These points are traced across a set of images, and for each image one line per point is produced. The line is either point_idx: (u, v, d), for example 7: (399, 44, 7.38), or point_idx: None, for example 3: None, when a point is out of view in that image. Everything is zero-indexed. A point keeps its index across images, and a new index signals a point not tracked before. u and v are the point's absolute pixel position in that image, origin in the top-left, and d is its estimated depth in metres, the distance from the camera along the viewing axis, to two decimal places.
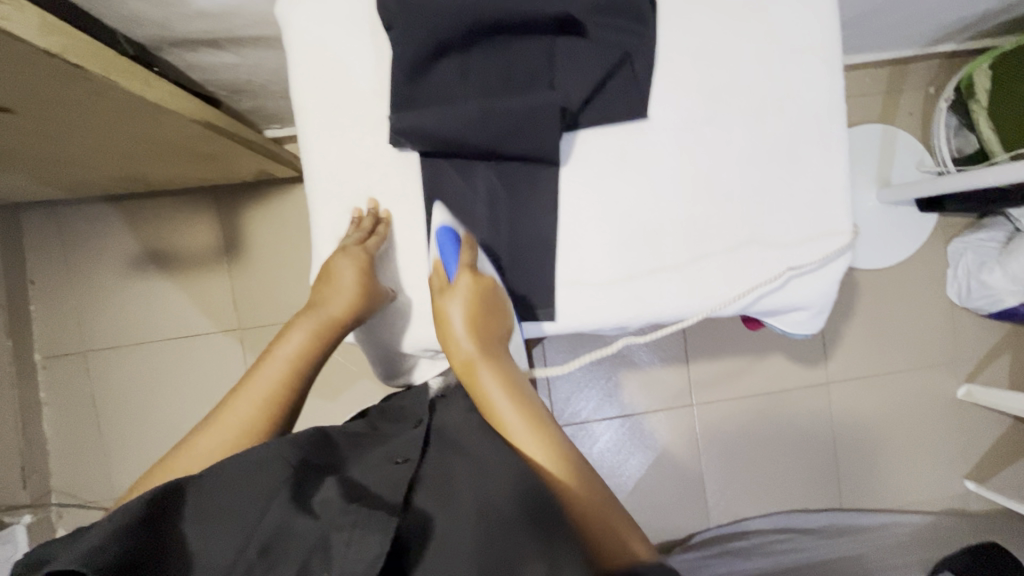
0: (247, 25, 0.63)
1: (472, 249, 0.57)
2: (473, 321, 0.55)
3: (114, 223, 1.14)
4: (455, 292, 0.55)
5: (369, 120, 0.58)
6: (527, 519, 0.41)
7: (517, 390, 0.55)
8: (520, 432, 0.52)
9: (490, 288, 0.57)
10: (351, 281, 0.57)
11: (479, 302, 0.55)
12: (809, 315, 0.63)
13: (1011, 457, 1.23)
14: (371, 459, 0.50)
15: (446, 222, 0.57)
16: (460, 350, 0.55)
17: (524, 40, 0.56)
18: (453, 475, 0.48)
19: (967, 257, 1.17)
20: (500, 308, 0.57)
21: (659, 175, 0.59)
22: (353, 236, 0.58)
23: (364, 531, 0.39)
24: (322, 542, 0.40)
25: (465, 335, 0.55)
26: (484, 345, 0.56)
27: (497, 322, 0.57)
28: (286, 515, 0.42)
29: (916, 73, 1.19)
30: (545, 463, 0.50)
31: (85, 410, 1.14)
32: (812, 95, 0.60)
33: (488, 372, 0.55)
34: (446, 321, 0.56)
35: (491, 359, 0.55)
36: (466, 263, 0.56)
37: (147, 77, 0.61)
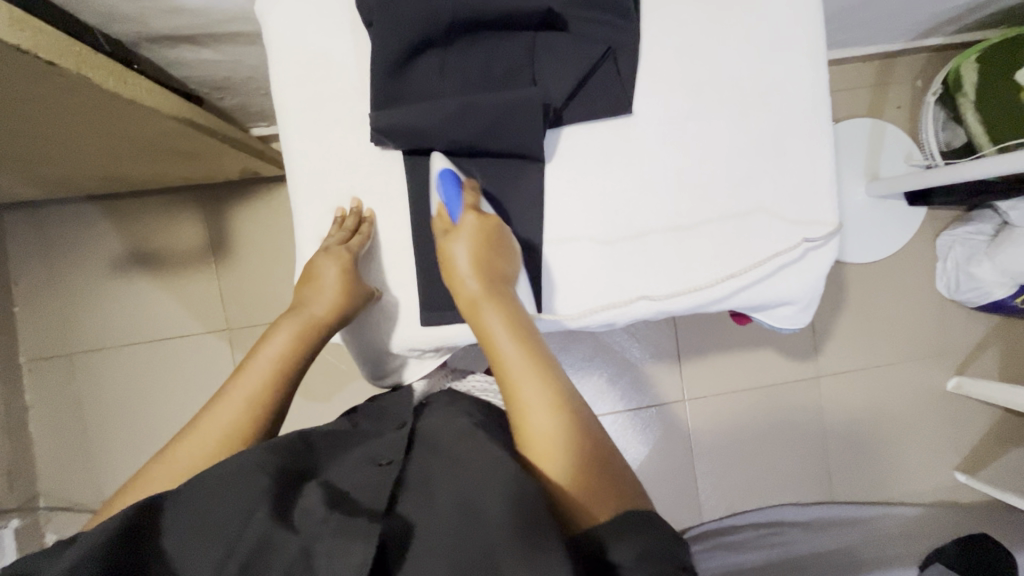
0: (226, 21, 0.62)
1: (475, 191, 0.56)
2: (478, 259, 0.53)
3: (97, 223, 1.13)
4: (462, 231, 0.54)
5: (351, 117, 0.57)
6: (513, 509, 0.39)
7: (525, 331, 0.50)
8: (522, 372, 0.48)
9: (499, 230, 0.56)
10: (336, 280, 0.56)
11: (487, 242, 0.54)
12: (796, 309, 0.63)
13: (999, 448, 1.24)
14: (352, 463, 0.49)
15: (445, 165, 0.57)
16: (465, 288, 0.53)
17: (505, 35, 0.56)
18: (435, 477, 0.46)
19: (955, 250, 1.18)
20: (508, 254, 0.55)
21: (644, 171, 0.59)
22: (335, 236, 0.57)
23: (345, 541, 0.39)
24: (303, 554, 0.39)
25: (470, 273, 0.53)
26: (489, 284, 0.53)
27: (502, 264, 0.54)
28: (266, 528, 0.41)
29: (903, 66, 1.19)
30: (544, 404, 0.46)
31: (72, 413, 1.12)
32: (797, 89, 0.59)
33: (493, 309, 0.51)
34: (450, 260, 0.54)
35: (497, 298, 0.52)
36: (471, 204, 0.55)
37: (124, 74, 0.60)
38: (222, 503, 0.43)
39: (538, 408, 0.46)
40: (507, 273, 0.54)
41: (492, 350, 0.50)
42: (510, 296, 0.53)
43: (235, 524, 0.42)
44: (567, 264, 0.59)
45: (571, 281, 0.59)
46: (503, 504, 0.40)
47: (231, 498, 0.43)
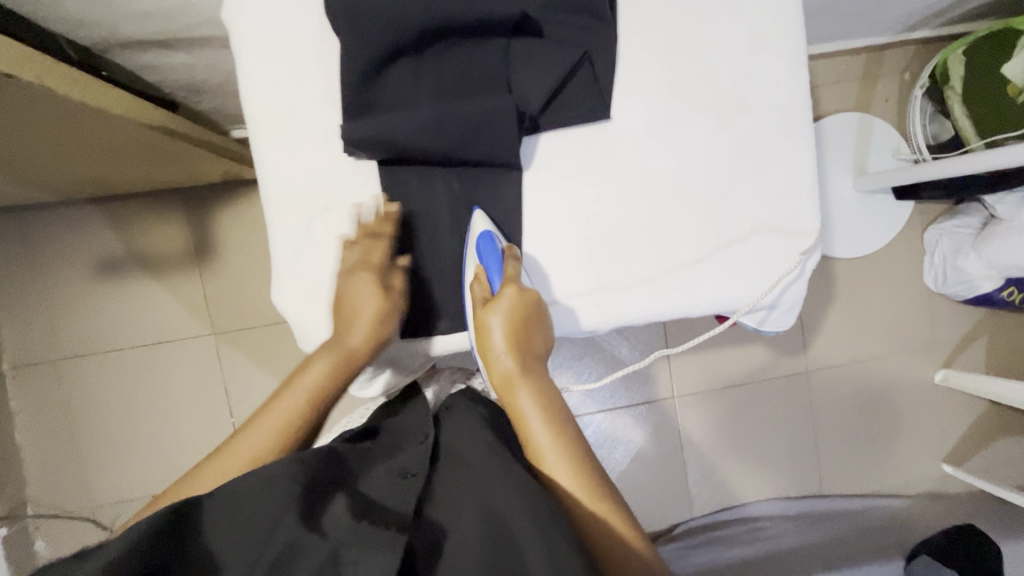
0: (196, 26, 0.61)
1: (517, 261, 0.56)
2: (512, 336, 0.55)
3: (78, 228, 1.11)
4: (499, 303, 0.54)
5: (324, 126, 0.57)
6: (542, 547, 0.43)
7: (557, 415, 0.54)
8: (553, 456, 0.53)
9: (536, 304, 0.55)
10: (370, 307, 0.54)
11: (523, 317, 0.55)
12: (780, 312, 0.63)
13: (986, 439, 1.25)
14: (376, 475, 0.51)
15: (487, 227, 0.57)
16: (500, 364, 0.56)
17: (478, 41, 0.56)
18: (458, 496, 0.50)
19: (942, 244, 1.18)
20: (544, 327, 0.57)
21: (623, 176, 0.59)
22: (359, 246, 0.55)
23: (372, 550, 0.42)
24: (331, 558, 0.42)
25: (505, 350, 0.55)
26: (522, 359, 0.56)
27: (537, 337, 0.56)
28: (297, 531, 0.43)
29: (892, 59, 1.18)
30: (575, 494, 0.51)
31: (56, 419, 1.11)
32: (777, 90, 0.59)
33: (526, 389, 0.55)
34: (486, 333, 0.55)
35: (529, 375, 0.56)
36: (512, 274, 0.55)
37: (90, 83, 0.58)
38: (255, 508, 0.44)
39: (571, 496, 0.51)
40: (540, 344, 0.56)
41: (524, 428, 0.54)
42: (541, 369, 0.57)
43: (269, 524, 0.44)
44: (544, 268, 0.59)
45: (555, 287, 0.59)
46: (533, 539, 0.44)
47: (264, 504, 0.45)
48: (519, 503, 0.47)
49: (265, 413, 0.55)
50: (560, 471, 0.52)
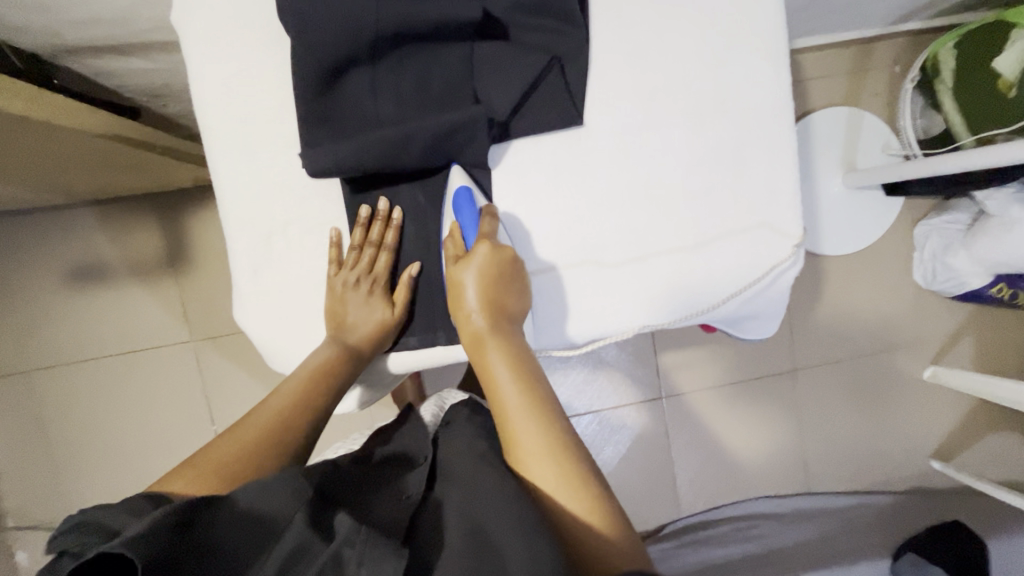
0: (149, 31, 0.58)
1: (494, 218, 0.55)
2: (485, 292, 0.52)
3: (48, 234, 1.08)
4: (472, 260, 0.53)
5: (282, 138, 0.55)
6: (528, 552, 0.39)
7: (527, 374, 0.50)
8: (519, 415, 0.47)
9: (512, 264, 0.54)
10: (376, 317, 0.57)
11: (497, 273, 0.53)
12: (760, 321, 0.64)
13: (975, 434, 1.25)
14: (374, 497, 0.48)
15: (465, 183, 0.55)
16: (470, 323, 0.53)
17: (439, 47, 0.54)
18: (451, 511, 0.47)
19: (932, 240, 1.16)
20: (520, 289, 0.54)
21: (596, 186, 0.57)
22: (365, 252, 0.56)
23: (377, 550, 0.38)
24: (333, 558, 0.39)
25: (476, 307, 0.52)
26: (494, 319, 0.53)
27: (511, 297, 0.53)
28: (304, 534, 0.40)
29: (882, 51, 1.16)
30: (541, 453, 0.46)
31: (33, 429, 1.09)
32: (755, 93, 0.56)
33: (496, 347, 0.51)
34: (459, 290, 0.53)
35: (501, 335, 0.52)
36: (487, 231, 0.54)
37: (37, 94, 0.55)
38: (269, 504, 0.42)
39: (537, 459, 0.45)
40: (515, 306, 0.54)
41: (491, 391, 0.50)
42: (515, 333, 0.53)
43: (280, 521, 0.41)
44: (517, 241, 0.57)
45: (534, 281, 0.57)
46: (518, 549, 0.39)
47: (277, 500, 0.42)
48: (508, 506, 0.43)
49: (272, 392, 0.55)
50: (527, 432, 0.46)
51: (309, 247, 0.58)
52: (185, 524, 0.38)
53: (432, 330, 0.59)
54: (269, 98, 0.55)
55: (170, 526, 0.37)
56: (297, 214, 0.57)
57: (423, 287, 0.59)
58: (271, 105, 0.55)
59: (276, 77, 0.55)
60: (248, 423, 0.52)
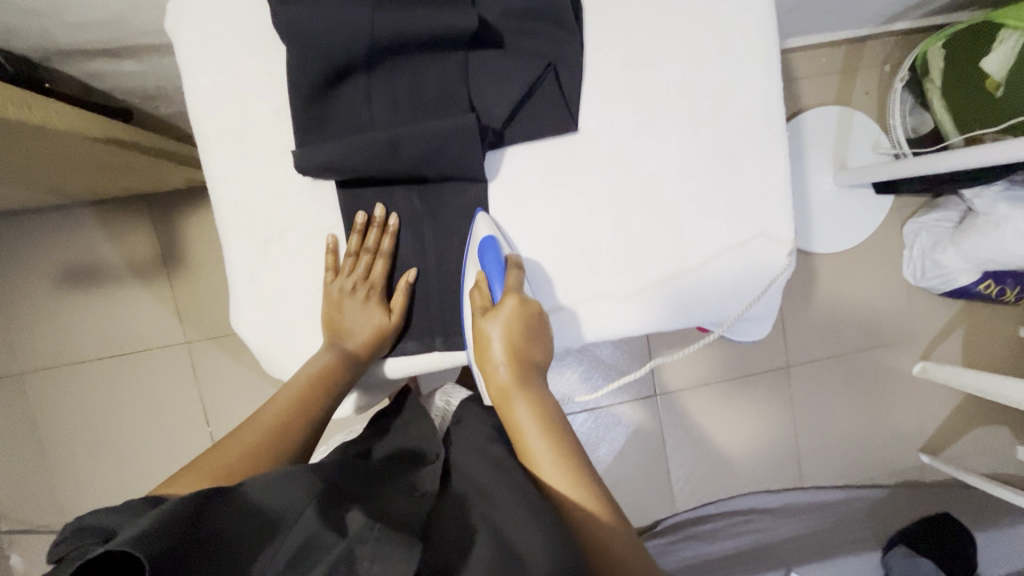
0: (142, 34, 0.57)
1: (520, 270, 0.55)
2: (513, 347, 0.52)
3: (40, 236, 1.07)
4: (500, 312, 0.53)
5: (278, 142, 0.55)
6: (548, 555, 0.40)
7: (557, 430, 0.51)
8: (554, 476, 0.49)
9: (538, 315, 0.54)
10: (373, 323, 0.57)
11: (523, 327, 0.53)
12: (754, 323, 0.64)
13: (964, 428, 1.27)
14: (389, 493, 0.48)
15: (490, 232, 0.55)
16: (497, 375, 0.53)
17: (435, 54, 0.54)
18: (471, 506, 0.47)
19: (922, 238, 1.18)
20: (544, 339, 0.54)
21: (592, 191, 0.57)
22: (361, 259, 0.57)
23: (388, 548, 0.38)
24: (345, 556, 0.38)
25: (503, 360, 0.52)
26: (521, 372, 0.53)
27: (537, 350, 0.54)
28: (314, 529, 0.40)
29: (872, 51, 1.17)
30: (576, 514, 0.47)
31: (25, 433, 1.08)
32: (748, 97, 0.57)
33: (524, 402, 0.52)
34: (485, 342, 0.53)
35: (527, 388, 0.53)
36: (513, 283, 0.53)
37: (29, 98, 0.55)
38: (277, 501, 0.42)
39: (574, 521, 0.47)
40: (539, 357, 0.54)
41: (522, 446, 0.51)
42: (541, 385, 0.54)
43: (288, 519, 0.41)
44: (539, 294, 0.58)
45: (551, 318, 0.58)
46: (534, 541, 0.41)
47: (286, 497, 0.42)
48: (521, 502, 0.46)
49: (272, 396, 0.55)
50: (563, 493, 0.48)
51: (306, 251, 0.58)
52: (196, 518, 0.37)
53: (430, 333, 0.60)
54: (264, 102, 0.55)
55: (182, 520, 0.36)
56: (293, 218, 0.57)
57: (420, 290, 0.59)
58: (266, 109, 0.55)
59: (270, 81, 0.55)
60: (247, 428, 0.52)
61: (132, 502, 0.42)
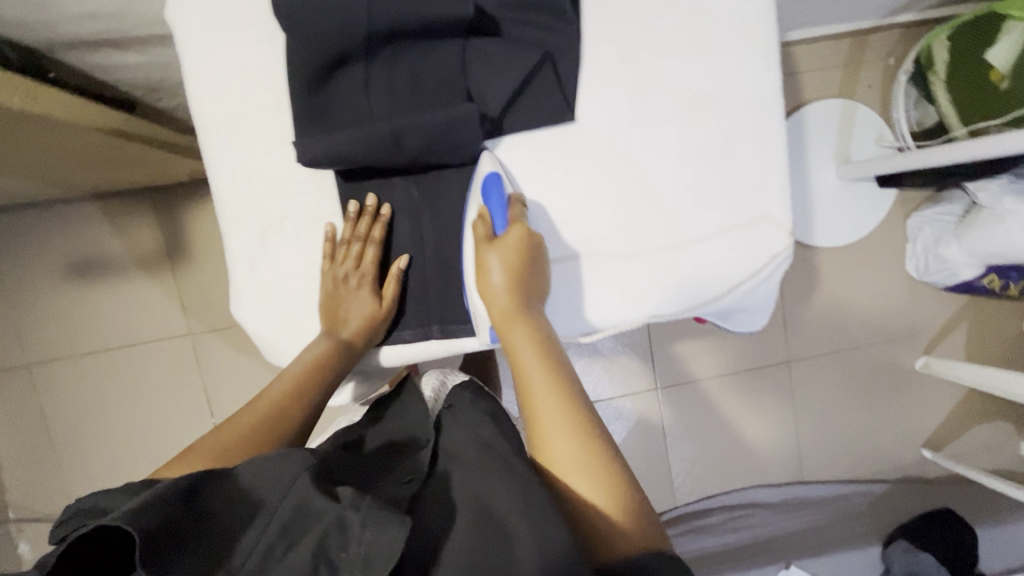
0: (143, 25, 0.58)
1: (523, 206, 0.55)
2: (514, 277, 0.52)
3: (47, 229, 1.08)
4: (503, 243, 0.53)
5: (278, 134, 0.56)
6: (533, 550, 0.40)
7: (555, 360, 0.51)
8: (548, 400, 0.48)
9: (540, 250, 0.54)
10: (366, 310, 0.58)
11: (525, 260, 0.53)
12: (751, 313, 0.65)
13: (967, 424, 1.26)
14: (380, 482, 0.49)
15: (495, 168, 0.55)
16: (497, 302, 0.53)
17: (432, 43, 0.54)
18: (454, 490, 0.46)
19: (925, 232, 1.18)
20: (543, 275, 0.55)
21: (589, 181, 0.57)
22: (353, 247, 0.57)
23: (379, 515, 0.38)
24: (338, 523, 0.39)
25: (505, 289, 0.52)
26: (522, 302, 0.53)
27: (537, 284, 0.54)
28: (306, 497, 0.40)
29: (876, 43, 1.16)
30: (567, 433, 0.47)
31: (33, 423, 1.10)
32: (744, 86, 0.57)
33: (523, 330, 0.52)
34: (486, 272, 0.53)
35: (528, 317, 0.53)
36: (517, 216, 0.54)
37: (32, 89, 0.56)
38: (265, 479, 0.42)
39: (563, 443, 0.46)
40: (540, 292, 0.54)
41: (518, 372, 0.51)
42: (541, 318, 0.54)
43: (276, 495, 0.41)
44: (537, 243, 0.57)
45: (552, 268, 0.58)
46: (524, 538, 0.41)
47: (274, 475, 0.42)
48: (512, 494, 0.44)
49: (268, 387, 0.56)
50: (555, 417, 0.47)
51: (305, 241, 0.58)
52: (191, 498, 0.40)
53: (427, 322, 0.60)
54: (264, 92, 0.55)
55: (174, 497, 0.39)
56: (294, 208, 0.57)
57: (418, 280, 0.60)
58: (267, 100, 0.55)
59: (269, 71, 0.55)
60: (244, 418, 0.53)
61: (131, 485, 0.44)
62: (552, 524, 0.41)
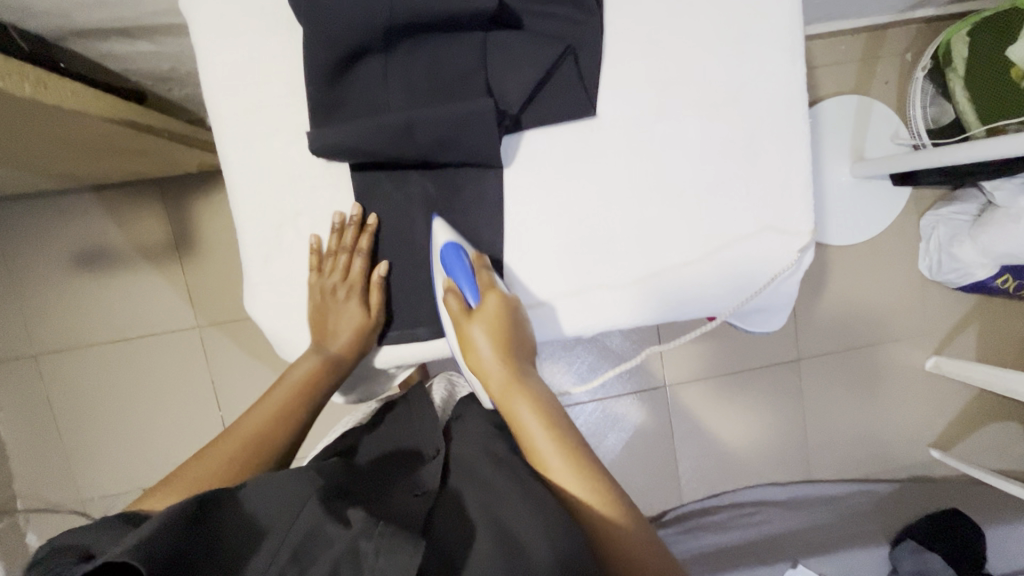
0: (156, 14, 0.57)
1: (488, 269, 0.55)
2: (499, 344, 0.52)
3: (54, 219, 1.07)
4: (482, 313, 0.52)
5: (292, 126, 0.55)
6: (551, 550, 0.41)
7: (554, 417, 0.50)
8: (554, 459, 0.48)
9: (517, 310, 0.54)
10: (354, 322, 0.57)
11: (507, 323, 0.53)
12: (769, 314, 0.63)
13: (976, 425, 1.26)
14: (390, 493, 0.50)
15: (452, 238, 0.55)
16: (490, 376, 0.52)
17: (452, 35, 0.53)
18: (465, 500, 0.48)
19: (938, 231, 1.16)
20: (525, 331, 0.54)
21: (608, 177, 0.56)
22: (339, 258, 0.56)
23: (395, 541, 0.37)
24: (352, 551, 0.38)
25: (494, 360, 0.52)
26: (516, 367, 0.52)
27: (523, 342, 0.53)
28: (317, 521, 0.41)
29: (893, 39, 1.14)
30: (578, 489, 0.47)
31: (40, 414, 1.10)
32: (769, 82, 0.56)
33: (521, 397, 0.51)
34: (471, 347, 0.52)
35: (525, 383, 0.52)
36: (487, 282, 0.54)
37: (43, 78, 0.55)
38: (272, 506, 0.43)
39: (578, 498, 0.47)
40: (529, 350, 0.54)
41: (529, 447, 0.50)
42: (532, 373, 0.53)
43: (285, 522, 0.42)
44: (547, 244, 0.57)
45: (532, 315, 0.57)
46: (536, 533, 0.42)
47: (281, 500, 0.44)
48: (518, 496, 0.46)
49: (261, 403, 0.58)
50: (563, 474, 0.48)
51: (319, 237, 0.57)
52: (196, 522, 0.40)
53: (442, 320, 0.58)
54: (279, 84, 0.54)
55: (182, 525, 0.38)
56: (307, 202, 0.57)
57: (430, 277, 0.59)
58: (282, 92, 0.55)
59: (285, 63, 0.54)
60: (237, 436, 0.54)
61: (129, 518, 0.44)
62: (557, 518, 0.43)
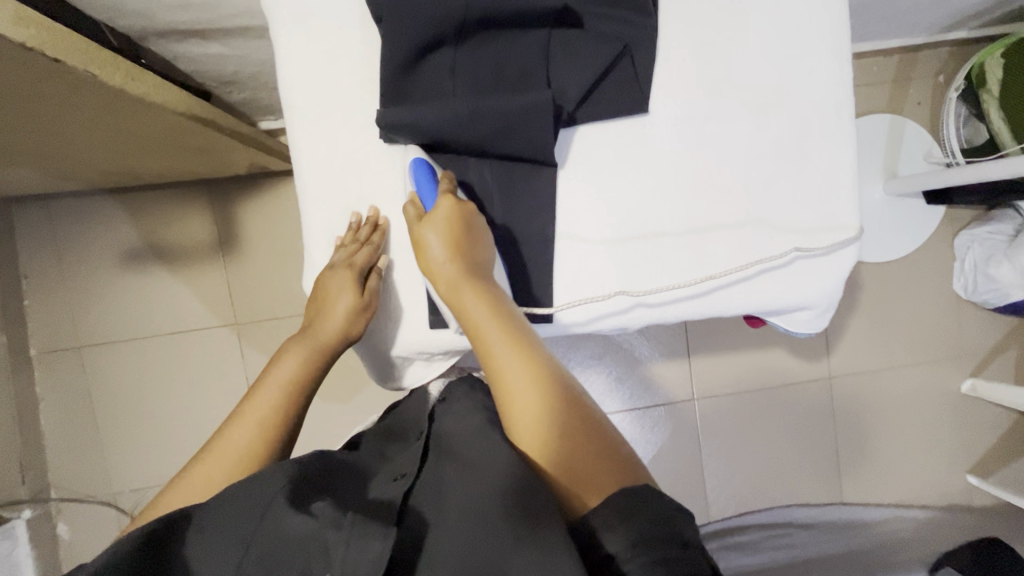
0: (235, 15, 0.61)
1: (450, 182, 0.56)
2: (453, 247, 0.53)
3: (107, 217, 1.12)
4: (435, 219, 0.54)
5: (358, 117, 0.58)
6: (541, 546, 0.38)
7: (505, 313, 0.52)
8: (501, 352, 0.49)
9: (473, 218, 0.56)
10: (346, 305, 0.58)
11: (460, 228, 0.54)
12: (814, 314, 0.62)
13: (1014, 452, 1.22)
14: (370, 484, 0.48)
15: (418, 154, 0.57)
16: (442, 274, 0.53)
17: (519, 33, 0.57)
18: (448, 484, 0.46)
19: (973, 250, 1.15)
20: (482, 238, 0.56)
21: (659, 170, 0.58)
22: (348, 248, 0.58)
23: (363, 530, 0.39)
24: (321, 546, 0.39)
25: (446, 259, 0.53)
26: (466, 267, 0.54)
27: (479, 249, 0.55)
28: (281, 519, 0.42)
29: (925, 61, 1.16)
30: (517, 382, 0.48)
31: (79, 405, 1.13)
32: (821, 87, 0.58)
33: (473, 292, 0.52)
34: (424, 249, 0.54)
35: (474, 280, 0.53)
36: (445, 190, 0.55)
37: (128, 70, 0.59)
38: (232, 515, 0.43)
39: (520, 390, 0.48)
40: (484, 258, 0.55)
41: (475, 334, 0.51)
42: (489, 280, 0.54)
43: (249, 524, 0.42)
44: (594, 231, 0.59)
45: (562, 262, 0.59)
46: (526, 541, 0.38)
47: (247, 508, 0.43)
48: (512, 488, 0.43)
49: (246, 407, 0.56)
50: (508, 361, 0.49)
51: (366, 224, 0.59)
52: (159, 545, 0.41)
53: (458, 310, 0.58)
54: (349, 80, 0.58)
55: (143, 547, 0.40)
56: (368, 190, 0.59)
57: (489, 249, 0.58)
58: (352, 86, 0.58)
59: (356, 59, 0.58)
60: (227, 445, 0.53)
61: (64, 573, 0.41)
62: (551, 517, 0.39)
